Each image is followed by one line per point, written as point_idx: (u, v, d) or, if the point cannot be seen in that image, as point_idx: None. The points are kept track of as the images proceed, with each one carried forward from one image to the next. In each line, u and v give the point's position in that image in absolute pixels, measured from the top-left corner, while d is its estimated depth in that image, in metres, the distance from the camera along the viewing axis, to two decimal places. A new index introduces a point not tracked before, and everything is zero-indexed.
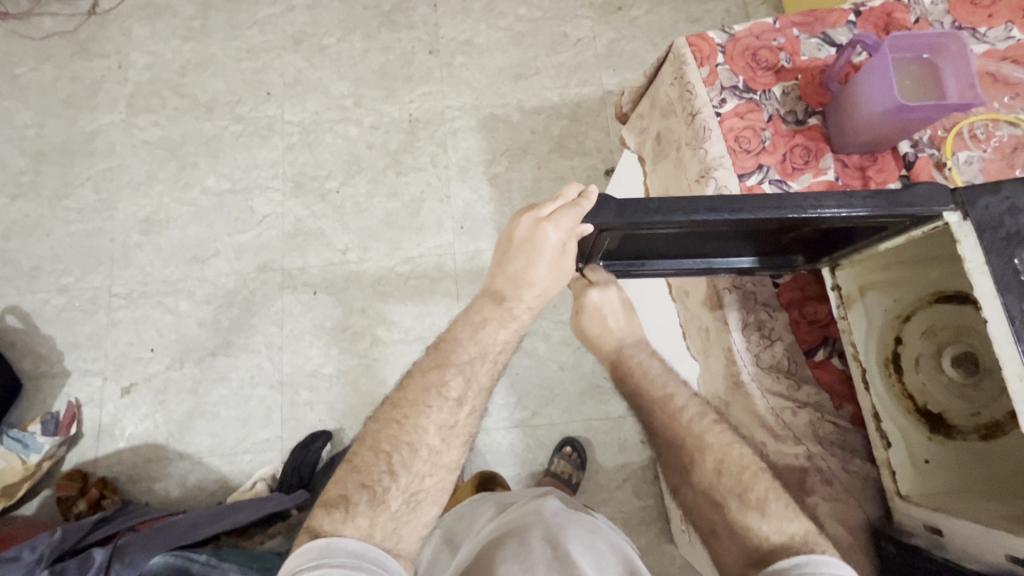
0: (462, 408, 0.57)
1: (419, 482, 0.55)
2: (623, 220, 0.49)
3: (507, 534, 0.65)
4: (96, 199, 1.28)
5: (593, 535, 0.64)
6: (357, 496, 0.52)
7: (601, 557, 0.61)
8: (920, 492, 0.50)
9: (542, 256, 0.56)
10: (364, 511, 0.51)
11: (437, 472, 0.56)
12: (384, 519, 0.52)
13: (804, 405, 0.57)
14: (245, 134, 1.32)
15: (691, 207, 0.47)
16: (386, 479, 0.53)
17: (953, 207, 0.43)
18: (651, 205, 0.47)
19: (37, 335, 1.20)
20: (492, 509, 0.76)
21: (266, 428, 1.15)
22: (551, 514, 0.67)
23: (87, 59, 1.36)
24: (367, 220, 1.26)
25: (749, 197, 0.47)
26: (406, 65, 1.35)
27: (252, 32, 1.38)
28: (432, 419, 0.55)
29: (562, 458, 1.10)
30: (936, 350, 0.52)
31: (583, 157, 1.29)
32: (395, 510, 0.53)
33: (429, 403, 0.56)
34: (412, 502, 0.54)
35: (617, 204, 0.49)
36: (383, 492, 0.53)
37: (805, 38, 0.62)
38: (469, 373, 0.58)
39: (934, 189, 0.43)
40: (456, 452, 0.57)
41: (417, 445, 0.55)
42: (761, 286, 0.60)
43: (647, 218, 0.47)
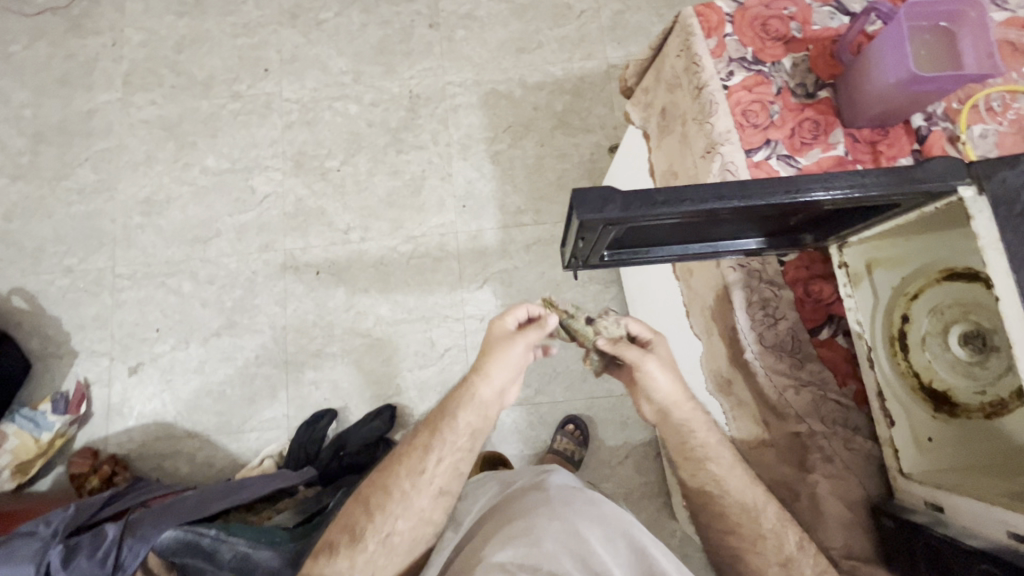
0: (428, 455, 0.66)
1: (392, 526, 0.65)
2: (630, 215, 0.44)
3: (516, 511, 0.66)
4: (96, 179, 1.27)
5: (599, 506, 0.66)
6: (339, 537, 0.64)
7: (609, 529, 0.63)
8: (922, 470, 0.50)
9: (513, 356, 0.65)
10: (345, 551, 0.63)
11: (408, 515, 0.66)
12: (363, 563, 0.63)
13: (807, 384, 0.57)
14: (243, 112, 1.30)
15: (698, 197, 0.44)
16: (364, 520, 0.65)
17: (968, 181, 0.42)
18: (657, 196, 0.44)
19: (43, 316, 1.20)
20: (496, 487, 0.77)
21: (272, 407, 1.16)
22: (557, 492, 0.68)
23: (81, 36, 1.34)
24: (368, 199, 1.25)
25: (758, 181, 0.43)
26: (406, 40, 1.32)
27: (248, 7, 1.35)
28: (405, 464, 0.67)
29: (565, 436, 1.11)
30: (942, 328, 0.51)
31: (587, 133, 1.27)
32: (371, 550, 0.63)
33: (406, 453, 0.67)
34: (387, 542, 0.64)
35: (622, 197, 0.44)
36: (361, 533, 0.64)
37: (817, 7, 0.60)
38: (451, 430, 0.66)
39: (947, 163, 0.42)
40: (426, 500, 0.66)
41: (390, 489, 0.66)
42: (767, 265, 0.58)
43: (652, 211, 0.44)
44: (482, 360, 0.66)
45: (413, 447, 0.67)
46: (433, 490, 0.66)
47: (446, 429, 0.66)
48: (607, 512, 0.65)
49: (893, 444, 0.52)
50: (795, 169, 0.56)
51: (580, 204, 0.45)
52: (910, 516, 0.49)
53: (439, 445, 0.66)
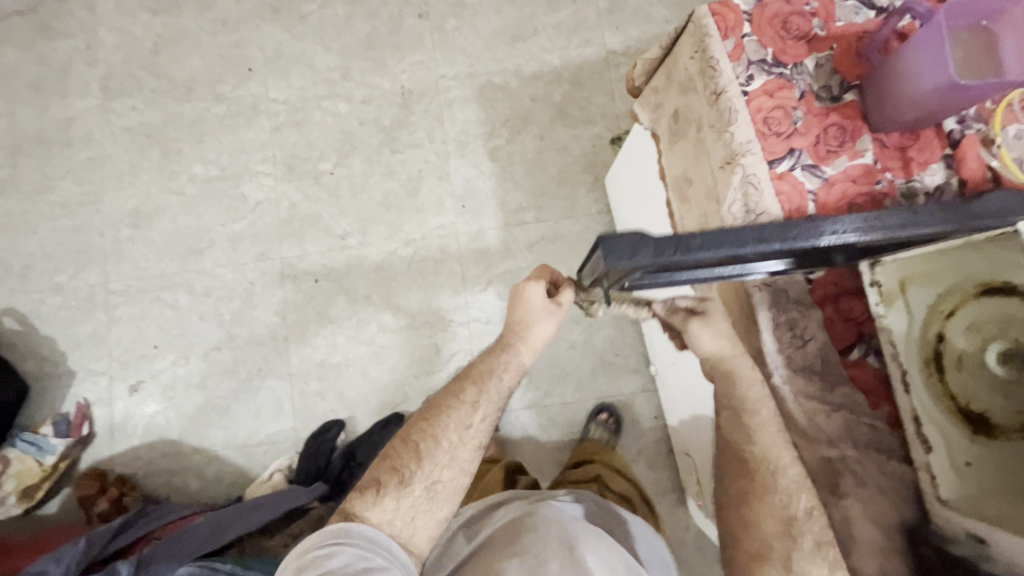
0: (475, 410, 0.67)
1: (439, 475, 0.64)
2: (666, 261, 0.42)
3: (523, 527, 0.63)
4: (80, 192, 1.22)
5: (609, 547, 0.62)
6: (388, 478, 0.62)
7: (614, 574, 0.59)
8: (962, 496, 0.49)
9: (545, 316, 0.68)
10: (392, 492, 0.61)
11: (454, 466, 0.65)
12: (406, 506, 0.62)
13: (838, 407, 0.55)
14: (229, 115, 1.25)
15: (736, 241, 0.42)
16: (412, 464, 0.63)
17: (1021, 219, 0.43)
18: (693, 241, 0.42)
19: (37, 336, 1.17)
20: (516, 504, 0.74)
21: (278, 420, 1.14)
22: (570, 519, 0.64)
23: (52, 40, 1.27)
24: (364, 202, 1.21)
25: (795, 225, 0.44)
26: (394, 32, 1.26)
27: (226, 1, 1.28)
28: (453, 418, 0.66)
29: (599, 425, 1.10)
30: (980, 346, 0.48)
31: (588, 125, 1.22)
32: (416, 496, 0.62)
33: (453, 406, 0.67)
34: (431, 491, 0.63)
35: (656, 241, 0.42)
36: (409, 476, 0.63)
37: (840, 1, 0.56)
38: (494, 385, 0.68)
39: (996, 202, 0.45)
40: (470, 452, 0.66)
41: (438, 438, 0.65)
42: (794, 283, 0.56)
43: (691, 256, 0.42)
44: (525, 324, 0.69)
45: (459, 402, 0.67)
46: (477, 443, 0.66)
47: (491, 386, 0.68)
48: (619, 556, 0.61)
49: (930, 470, 0.50)
50: (821, 180, 0.53)
51: (610, 251, 0.42)
52: None
53: (486, 399, 0.68)
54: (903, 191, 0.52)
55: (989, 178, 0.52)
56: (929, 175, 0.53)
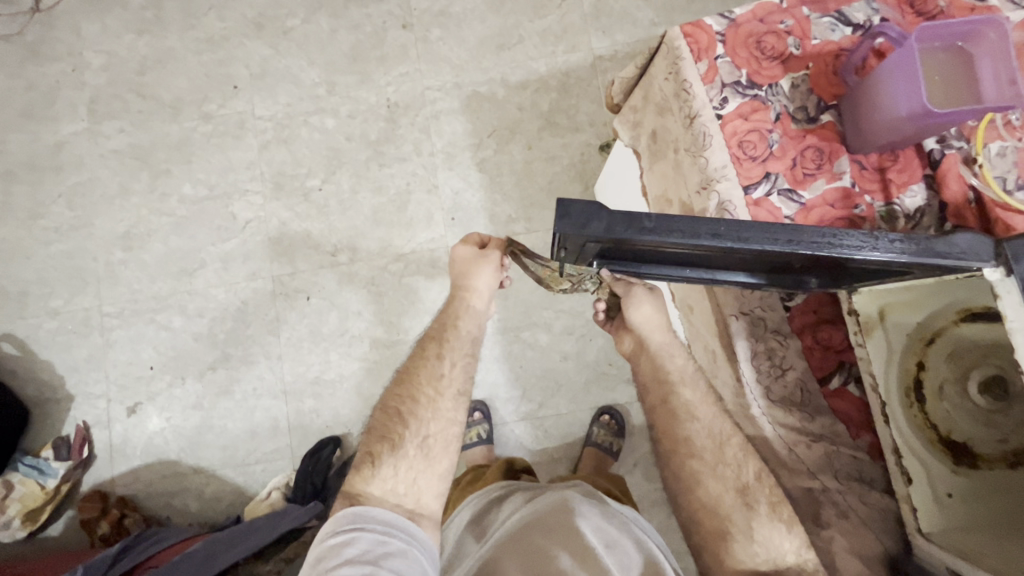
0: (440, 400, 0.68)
1: (426, 428, 0.66)
2: (614, 238, 0.41)
3: (529, 523, 0.65)
4: (72, 216, 1.23)
5: (622, 532, 0.65)
6: (380, 447, 0.64)
7: (625, 556, 0.61)
8: (943, 528, 0.48)
9: (485, 269, 0.72)
10: (388, 459, 0.63)
11: (439, 417, 0.67)
12: (404, 470, 0.63)
13: (819, 437, 0.54)
14: (216, 134, 1.24)
15: (692, 230, 0.40)
16: (400, 427, 0.65)
17: (995, 262, 0.40)
18: (646, 222, 0.40)
19: (35, 361, 1.18)
20: (521, 498, 0.75)
21: (275, 438, 1.15)
22: (583, 509, 0.66)
23: (39, 64, 1.27)
24: (353, 218, 1.21)
25: (759, 225, 0.41)
26: (378, 44, 1.25)
27: (210, 19, 1.28)
28: (425, 372, 0.69)
29: (601, 428, 1.10)
30: (961, 375, 0.49)
31: (576, 133, 1.21)
32: (412, 455, 0.64)
33: (422, 363, 0.70)
34: (425, 447, 0.65)
35: (608, 215, 0.41)
36: (400, 441, 0.64)
37: (817, 18, 0.55)
38: (456, 337, 0.72)
39: (975, 240, 0.40)
40: (450, 401, 0.68)
41: (417, 397, 0.67)
42: (772, 311, 0.55)
43: (639, 237, 0.40)
44: (463, 277, 0.73)
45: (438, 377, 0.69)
46: (455, 391, 0.69)
47: (452, 337, 0.72)
48: (626, 539, 0.64)
49: (911, 501, 0.50)
50: (798, 205, 0.52)
51: (562, 214, 0.41)
52: None
53: (451, 350, 0.71)
54: (883, 215, 0.51)
55: (971, 200, 0.50)
56: (910, 196, 0.52)
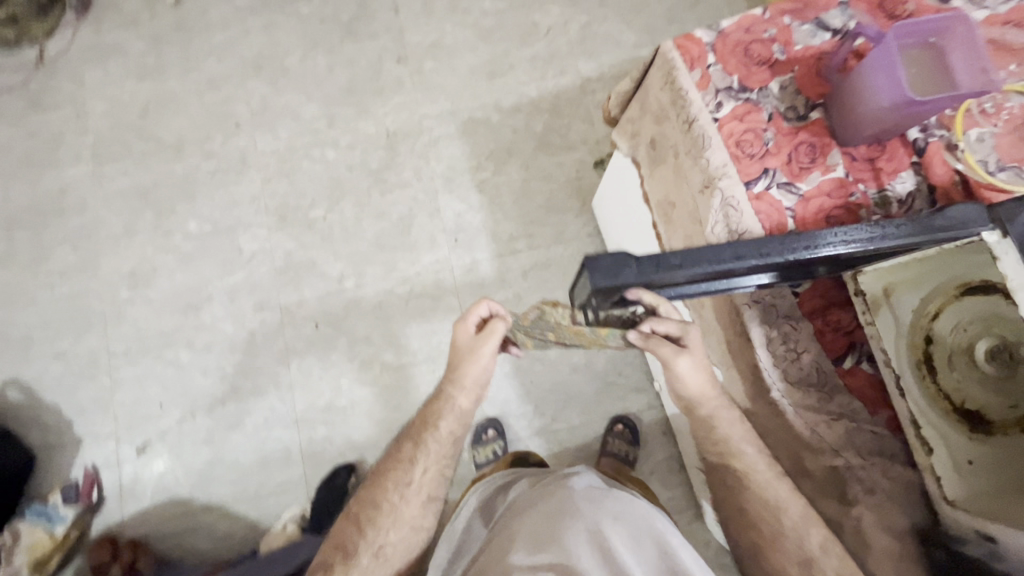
0: (405, 503, 0.69)
1: (384, 538, 0.68)
2: (646, 280, 0.45)
3: (530, 512, 0.64)
4: (76, 259, 1.24)
5: (626, 503, 0.64)
6: (334, 556, 0.66)
7: (634, 529, 0.60)
8: (968, 496, 0.49)
9: (483, 360, 0.68)
10: (341, 567, 0.65)
11: (400, 525, 0.69)
12: (359, 573, 0.66)
13: (838, 417, 0.56)
14: (219, 171, 1.27)
15: (714, 259, 0.45)
16: (356, 537, 0.67)
17: (992, 225, 0.44)
18: (673, 260, 0.45)
19: (41, 405, 1.17)
20: (527, 482, 0.74)
21: (287, 469, 1.14)
22: (582, 490, 0.65)
23: (42, 113, 1.30)
24: (357, 244, 1.23)
25: (770, 242, 0.45)
26: (374, 78, 1.30)
27: (210, 62, 1.32)
28: (394, 477, 0.70)
29: (617, 437, 1.11)
30: (967, 346, 0.51)
31: (570, 151, 1.26)
32: (365, 564, 0.66)
33: (394, 466, 0.71)
34: (380, 554, 0.67)
35: (636, 261, 0.45)
36: (354, 550, 0.66)
37: (797, 26, 0.59)
38: (435, 437, 0.71)
39: (964, 210, 0.45)
40: (416, 507, 0.69)
41: (379, 502, 0.69)
42: (782, 297, 0.58)
43: (669, 275, 0.45)
44: (456, 373, 0.69)
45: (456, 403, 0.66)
46: (422, 496, 0.70)
47: (430, 437, 0.71)
48: (635, 513, 0.63)
49: (934, 471, 0.51)
50: (797, 196, 0.55)
51: (595, 270, 0.45)
52: None
53: (427, 451, 0.71)
54: (877, 200, 0.55)
55: (958, 182, 0.53)
56: (900, 182, 0.55)
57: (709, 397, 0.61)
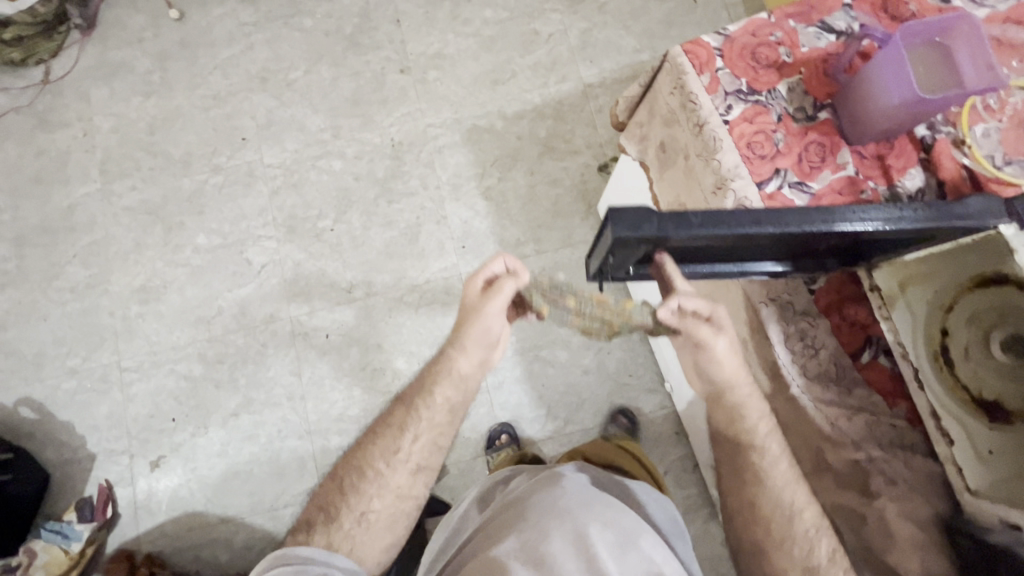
0: (393, 471, 0.66)
1: (369, 504, 0.65)
2: (668, 235, 0.46)
3: (530, 506, 0.65)
4: (86, 275, 1.24)
5: (618, 510, 0.64)
6: (318, 516, 0.65)
7: (621, 536, 0.61)
8: (990, 484, 0.50)
9: (490, 316, 0.67)
10: (322, 528, 0.64)
11: (385, 494, 0.66)
12: (339, 539, 0.63)
13: (858, 410, 0.58)
14: (227, 185, 1.28)
15: (736, 221, 0.46)
16: (341, 500, 0.66)
17: (1008, 220, 0.49)
18: (694, 218, 0.46)
19: (55, 423, 1.17)
20: (527, 475, 0.75)
21: (303, 479, 1.14)
22: (573, 492, 0.66)
23: (49, 132, 1.31)
24: (366, 253, 1.24)
25: (794, 211, 0.47)
26: (379, 88, 1.32)
27: (215, 77, 1.34)
28: (381, 444, 0.68)
29: (616, 427, 1.13)
30: (983, 337, 0.50)
31: (574, 156, 1.27)
32: (348, 528, 0.64)
33: (382, 433, 0.68)
34: (364, 521, 0.65)
35: (658, 217, 0.46)
36: (338, 513, 0.65)
37: (802, 29, 0.60)
38: (427, 406, 0.68)
39: (985, 203, 0.49)
40: (403, 476, 0.66)
41: (364, 468, 0.67)
42: (798, 293, 0.60)
43: (690, 232, 0.46)
44: (457, 333, 0.68)
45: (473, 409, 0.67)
46: (410, 466, 0.67)
47: (423, 406, 0.68)
48: (624, 517, 0.63)
49: (956, 461, 0.52)
50: (808, 195, 0.56)
51: (617, 222, 0.46)
52: (989, 536, 0.49)
53: (416, 421, 0.68)
54: (888, 197, 0.56)
55: (966, 177, 0.55)
56: (909, 179, 0.56)
57: (740, 383, 0.59)
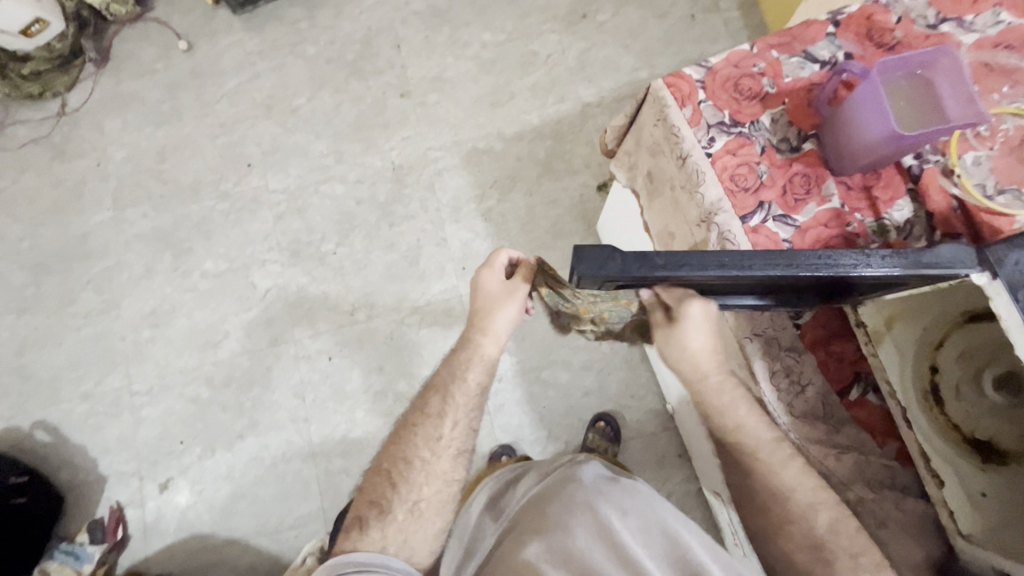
0: (437, 456, 0.68)
1: (418, 494, 0.66)
2: (629, 275, 0.45)
3: (546, 506, 0.64)
4: (100, 301, 1.28)
5: (635, 494, 0.64)
6: (368, 512, 0.65)
7: (644, 519, 0.60)
8: (984, 528, 0.50)
9: (511, 305, 0.69)
10: (376, 523, 0.64)
11: (434, 482, 0.67)
12: (393, 532, 0.64)
13: (847, 449, 0.56)
14: (233, 211, 1.31)
15: (699, 262, 0.45)
16: (389, 493, 0.66)
17: (982, 269, 0.44)
18: (657, 259, 0.45)
19: (69, 445, 1.21)
20: (534, 476, 0.76)
21: (306, 502, 1.16)
22: (588, 483, 0.66)
23: (66, 162, 1.36)
24: (368, 276, 1.25)
25: (759, 254, 0.45)
26: (380, 113, 1.34)
27: (222, 106, 1.37)
28: (422, 434, 0.69)
29: (596, 433, 1.12)
30: (973, 375, 0.53)
31: (573, 176, 1.27)
32: (401, 520, 0.64)
33: (421, 421, 0.69)
34: (415, 510, 0.66)
35: (621, 256, 0.45)
36: (388, 506, 0.65)
37: (785, 59, 0.60)
38: (463, 390, 0.70)
39: (959, 250, 0.45)
40: (446, 463, 0.68)
41: (410, 459, 0.67)
42: (782, 329, 0.58)
43: (652, 272, 0.45)
44: (479, 320, 0.70)
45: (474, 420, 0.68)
46: (454, 451, 0.68)
47: (458, 391, 0.70)
48: (641, 500, 0.63)
49: (947, 504, 0.52)
50: (793, 228, 0.56)
51: (579, 259, 0.46)
52: None
53: (453, 407, 0.69)
54: (875, 229, 0.55)
55: (956, 208, 0.53)
56: (897, 210, 0.55)
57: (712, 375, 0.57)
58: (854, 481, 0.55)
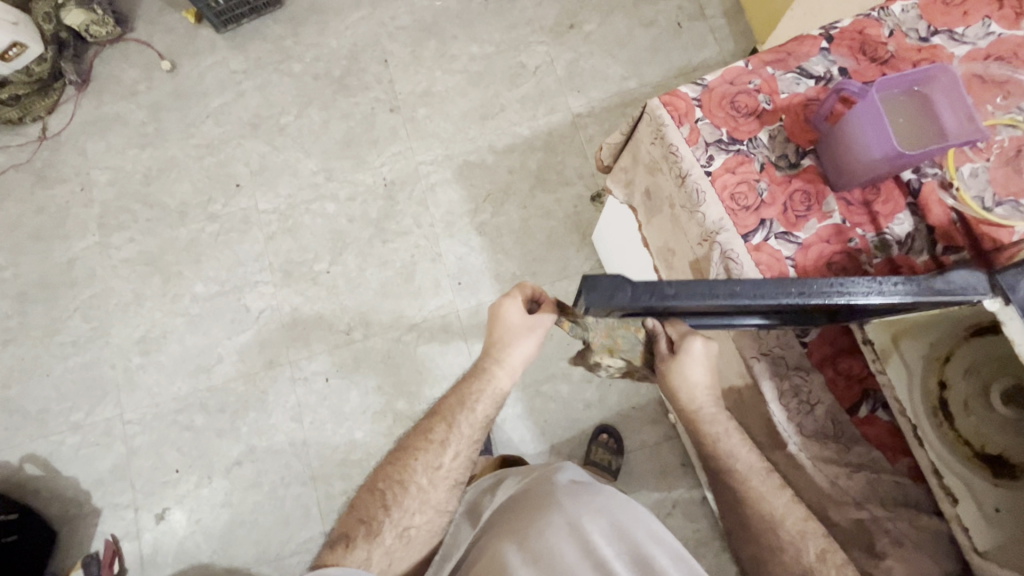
0: (437, 489, 0.67)
1: (408, 518, 0.66)
2: (640, 305, 0.45)
3: (525, 516, 0.62)
4: (88, 328, 1.25)
5: (610, 498, 0.64)
6: (356, 530, 0.63)
7: (615, 527, 0.60)
8: (998, 546, 0.51)
9: (525, 338, 0.70)
10: (362, 541, 0.63)
11: (425, 508, 0.67)
12: (378, 553, 0.63)
13: (858, 467, 0.59)
14: (223, 232, 1.29)
15: (712, 292, 0.45)
16: (380, 513, 0.65)
17: (993, 294, 0.46)
18: (668, 289, 0.45)
19: (60, 479, 1.17)
20: (514, 480, 0.72)
21: (307, 527, 1.14)
22: (564, 489, 0.64)
23: (47, 187, 1.33)
24: (363, 294, 1.24)
25: (771, 282, 0.45)
26: (369, 129, 1.33)
27: (208, 126, 1.35)
28: (422, 459, 0.67)
29: (601, 446, 1.11)
30: (982, 389, 0.53)
31: (566, 187, 1.27)
32: (388, 543, 0.64)
33: (416, 443, 0.68)
34: (404, 536, 0.65)
35: (632, 286, 0.45)
36: (377, 526, 0.64)
37: (781, 74, 0.60)
38: (465, 418, 0.69)
39: (970, 275, 0.46)
40: (441, 492, 0.67)
41: (404, 481, 0.66)
42: (790, 349, 0.61)
43: (663, 302, 0.45)
44: (501, 351, 0.70)
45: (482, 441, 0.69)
46: (448, 479, 0.68)
47: (462, 419, 0.69)
48: (613, 507, 0.63)
49: (961, 521, 0.53)
50: (795, 245, 0.56)
51: (590, 289, 0.45)
52: None
53: (454, 434, 0.69)
54: (876, 244, 0.55)
55: (956, 221, 0.54)
56: (897, 224, 0.55)
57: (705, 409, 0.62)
58: (868, 502, 0.58)
